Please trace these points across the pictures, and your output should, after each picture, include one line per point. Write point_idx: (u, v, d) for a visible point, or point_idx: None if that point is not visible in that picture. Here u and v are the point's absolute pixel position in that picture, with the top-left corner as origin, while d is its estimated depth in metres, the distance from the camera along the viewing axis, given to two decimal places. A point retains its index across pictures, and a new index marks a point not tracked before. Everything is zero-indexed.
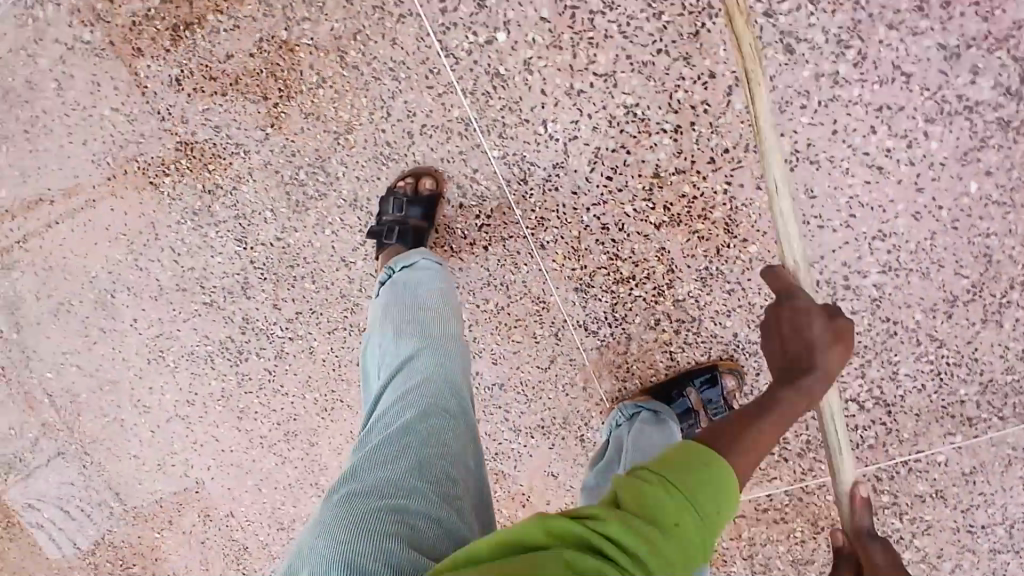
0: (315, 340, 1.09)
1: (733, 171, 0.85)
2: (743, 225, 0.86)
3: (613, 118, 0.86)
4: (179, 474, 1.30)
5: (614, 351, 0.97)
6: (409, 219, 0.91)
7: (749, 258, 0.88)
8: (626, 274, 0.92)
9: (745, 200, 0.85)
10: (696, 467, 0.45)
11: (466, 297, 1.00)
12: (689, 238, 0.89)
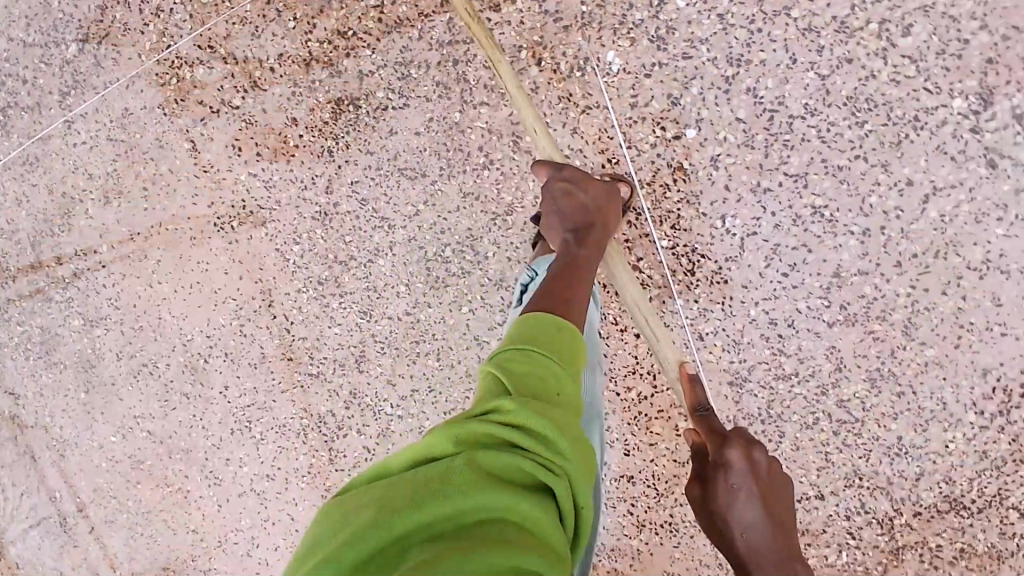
0: (429, 420, 1.04)
1: (919, 275, 0.85)
2: (922, 327, 0.86)
3: (799, 217, 0.86)
4: (239, 554, 1.22)
5: (764, 448, 0.93)
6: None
7: (924, 361, 0.87)
8: (789, 370, 0.90)
9: (928, 302, 0.85)
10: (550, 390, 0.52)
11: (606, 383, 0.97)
12: (864, 337, 0.87)
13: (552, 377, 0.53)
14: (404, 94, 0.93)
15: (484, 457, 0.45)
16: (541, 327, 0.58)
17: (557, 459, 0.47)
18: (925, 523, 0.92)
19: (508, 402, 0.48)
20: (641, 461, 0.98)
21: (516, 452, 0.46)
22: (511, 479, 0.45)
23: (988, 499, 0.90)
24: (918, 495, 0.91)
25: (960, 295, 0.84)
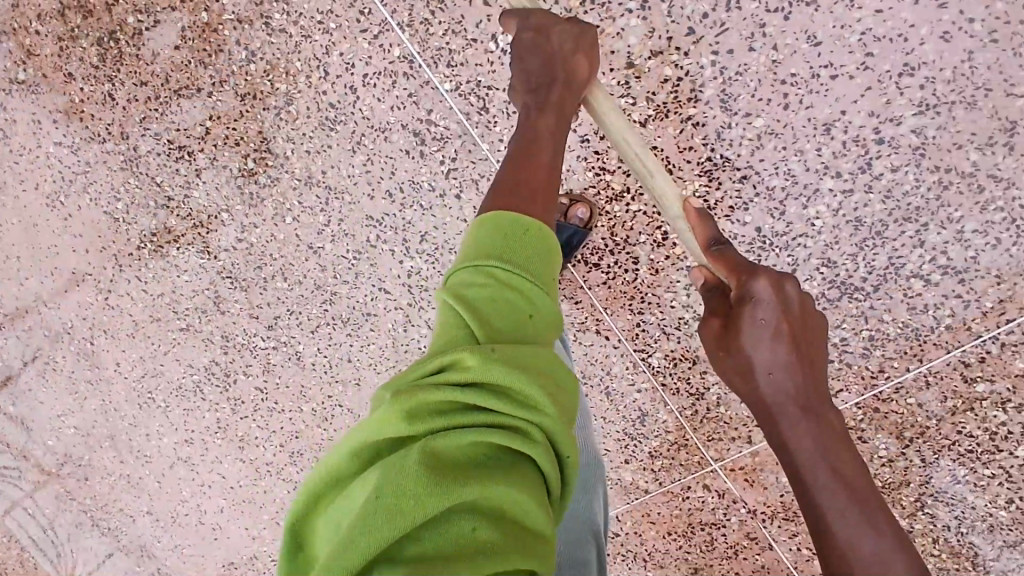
0: (301, 345, 1.00)
1: (718, 36, 0.75)
2: (743, 97, 0.77)
3: (569, 11, 0.77)
4: (194, 523, 1.20)
5: (622, 280, 0.87)
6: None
7: (756, 135, 0.78)
8: (620, 189, 0.83)
9: (739, 67, 0.76)
10: (521, 240, 0.54)
11: (447, 259, 0.91)
12: (683, 128, 0.79)
13: (512, 288, 0.51)
14: (149, 9, 0.90)
15: (437, 449, 0.42)
16: (493, 226, 0.55)
17: (517, 387, 0.45)
18: (819, 318, 0.83)
19: (463, 358, 0.45)
20: None
21: (462, 390, 0.44)
22: (497, 429, 0.44)
23: (878, 272, 0.80)
24: (802, 290, 0.82)
25: (773, 45, 0.75)
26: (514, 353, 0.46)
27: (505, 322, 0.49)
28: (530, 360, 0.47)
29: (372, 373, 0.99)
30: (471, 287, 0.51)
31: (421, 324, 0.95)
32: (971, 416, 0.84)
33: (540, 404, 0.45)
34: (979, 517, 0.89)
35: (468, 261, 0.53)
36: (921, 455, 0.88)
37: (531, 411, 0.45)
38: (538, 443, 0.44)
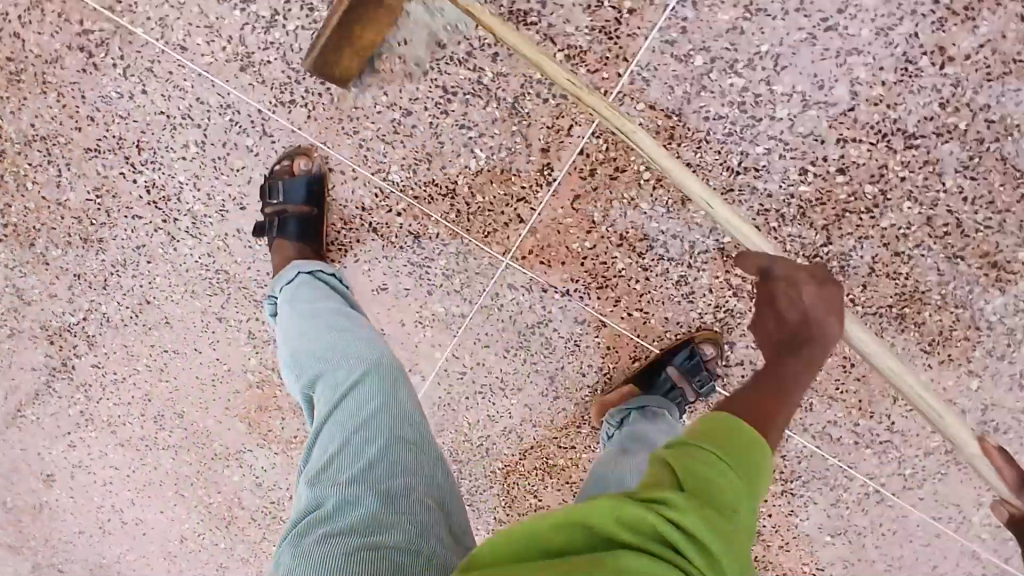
0: (103, 305, 1.01)
1: None
2: None
3: None
4: (120, 524, 1.22)
5: (322, 106, 0.83)
6: (287, 207, 0.85)
7: None
8: (269, 15, 0.80)
9: None
10: (728, 442, 0.47)
11: (169, 159, 0.90)
12: None
13: (727, 471, 0.44)
14: None
15: (622, 562, 0.37)
16: (708, 427, 0.49)
17: (700, 526, 0.39)
18: (511, 60, 0.78)
19: (674, 499, 0.40)
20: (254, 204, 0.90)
21: (679, 534, 0.39)
22: (663, 554, 0.38)
23: None
24: (478, 38, 0.77)
25: None
26: (702, 486, 0.42)
27: (724, 495, 0.42)
28: (720, 490, 0.42)
29: (172, 305, 0.99)
30: (692, 444, 0.46)
31: (185, 235, 0.94)
32: (708, 97, 0.77)
33: (723, 496, 0.42)
34: (778, 202, 0.81)
35: (697, 428, 0.49)
36: (685, 160, 0.80)
37: (722, 469, 0.44)
38: (684, 507, 0.40)
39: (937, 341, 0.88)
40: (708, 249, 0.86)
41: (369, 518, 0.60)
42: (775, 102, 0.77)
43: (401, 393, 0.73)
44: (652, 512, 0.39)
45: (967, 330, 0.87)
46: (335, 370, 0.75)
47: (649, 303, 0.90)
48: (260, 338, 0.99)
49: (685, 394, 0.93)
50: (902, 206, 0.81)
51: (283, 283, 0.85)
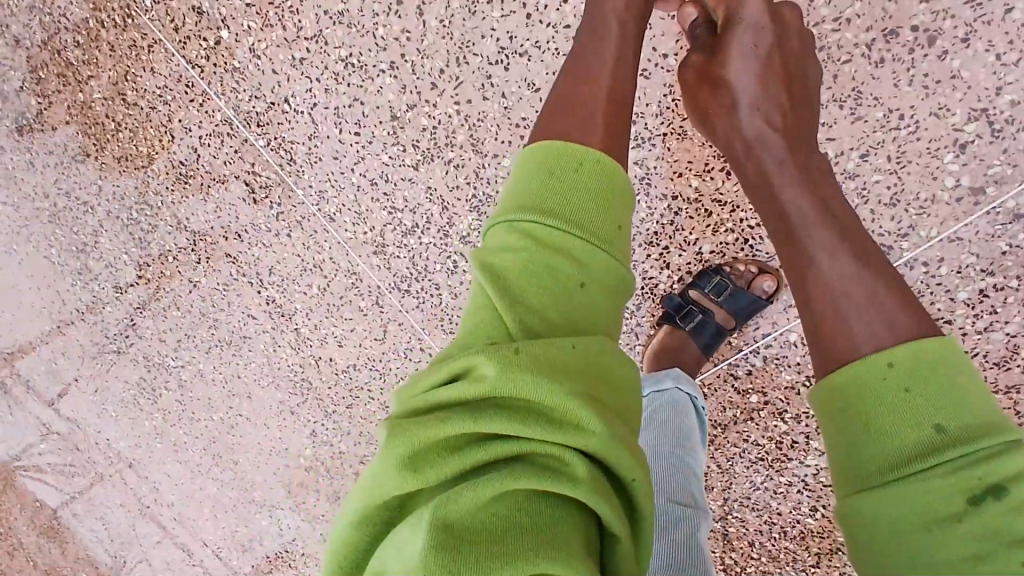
0: (200, 362, 1.15)
1: (456, 89, 0.86)
2: (488, 139, 0.88)
3: (337, 75, 0.90)
4: (148, 524, 1.34)
5: (432, 304, 0.98)
6: (717, 309, 0.86)
7: (506, 171, 0.89)
8: (409, 225, 0.94)
9: (478, 114, 0.87)
10: (938, 381, 0.40)
11: (293, 288, 1.03)
12: (447, 169, 0.90)
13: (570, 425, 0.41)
14: (43, 94, 1.02)
15: (448, 513, 0.37)
16: (558, 163, 0.52)
17: (576, 413, 0.41)
18: None
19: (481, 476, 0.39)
20: (352, 348, 1.04)
21: (475, 417, 0.40)
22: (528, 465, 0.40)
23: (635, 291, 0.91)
24: None
25: (501, 94, 0.86)
26: (541, 353, 0.43)
27: (600, 226, 0.50)
28: (596, 317, 0.48)
29: (257, 387, 1.13)
30: (508, 222, 0.50)
31: (286, 342, 1.08)
32: (753, 425, 0.92)
33: (579, 239, 0.49)
34: (784, 520, 0.96)
35: (535, 182, 0.51)
36: (718, 463, 0.96)
37: (562, 247, 0.48)
38: (583, 479, 0.39)
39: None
40: (713, 529, 1.00)
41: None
42: (809, 451, 0.91)
43: None
44: (515, 402, 0.41)
45: None
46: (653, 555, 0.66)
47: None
48: (320, 437, 1.14)
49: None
50: None
51: (657, 387, 0.84)
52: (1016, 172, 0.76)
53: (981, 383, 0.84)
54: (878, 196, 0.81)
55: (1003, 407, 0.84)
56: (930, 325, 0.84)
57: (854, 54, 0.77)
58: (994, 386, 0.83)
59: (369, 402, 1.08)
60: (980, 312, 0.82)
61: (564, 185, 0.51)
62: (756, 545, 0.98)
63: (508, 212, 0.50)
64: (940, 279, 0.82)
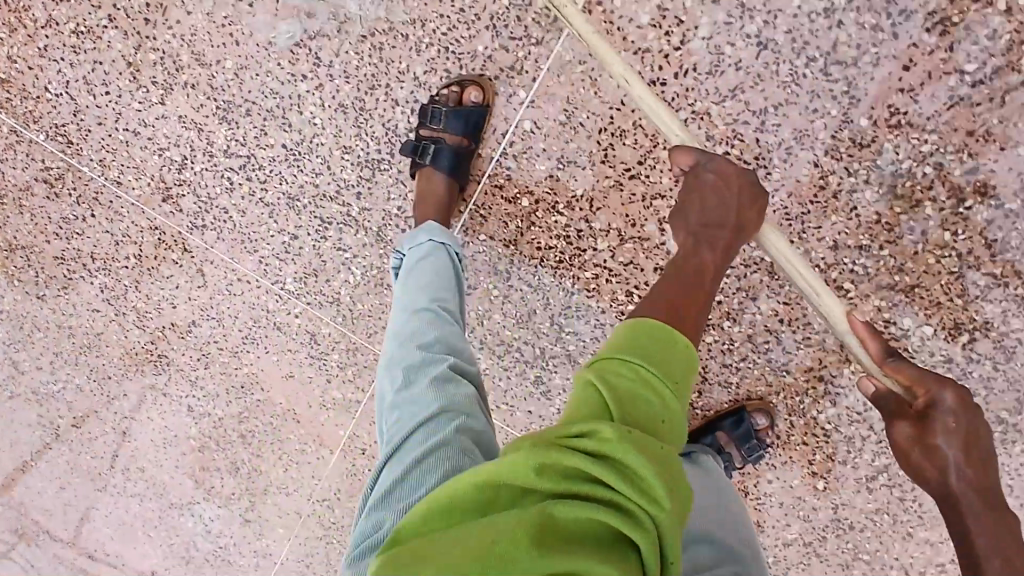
0: (76, 377, 1.22)
1: (165, 15, 0.93)
2: (206, 50, 0.93)
3: (74, 48, 0.98)
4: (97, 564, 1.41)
5: (227, 229, 1.01)
6: (444, 135, 0.85)
7: (230, 72, 0.93)
8: (180, 159, 1.00)
9: (190, 30, 0.93)
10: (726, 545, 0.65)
11: (117, 265, 1.10)
12: (188, 92, 0.96)
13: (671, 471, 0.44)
14: None
15: (554, 510, 0.40)
16: (655, 334, 0.55)
17: (659, 492, 0.42)
18: (373, 196, 0.94)
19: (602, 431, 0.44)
20: (185, 304, 1.09)
21: (594, 442, 0.43)
22: (595, 498, 0.41)
23: (383, 141, 0.90)
24: (344, 180, 0.93)
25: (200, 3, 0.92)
26: (660, 459, 0.44)
27: (672, 370, 0.53)
28: (653, 422, 0.49)
29: (128, 381, 1.19)
30: (621, 358, 0.53)
31: (132, 325, 1.14)
32: (540, 230, 0.91)
33: (670, 389, 0.51)
34: (612, 318, 0.95)
35: (647, 344, 0.55)
36: (530, 283, 0.95)
37: (659, 390, 0.51)
38: (648, 533, 0.40)
39: (777, 438, 0.97)
40: (557, 354, 0.99)
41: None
42: (596, 236, 0.90)
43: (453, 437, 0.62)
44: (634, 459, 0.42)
45: (804, 434, 0.96)
46: (404, 381, 0.70)
47: (511, 398, 1.04)
48: (196, 410, 1.19)
49: (732, 457, 0.97)
50: (723, 324, 0.92)
51: (413, 243, 0.84)
52: None
53: (711, 100, 0.81)
54: None
55: (741, 114, 0.81)
56: (634, 61, 0.81)
57: None
58: (725, 95, 0.81)
59: (221, 354, 1.12)
60: (674, 31, 0.80)
61: (664, 358, 0.53)
62: (603, 354, 0.98)
63: (612, 353, 0.54)
64: (619, 12, 0.80)
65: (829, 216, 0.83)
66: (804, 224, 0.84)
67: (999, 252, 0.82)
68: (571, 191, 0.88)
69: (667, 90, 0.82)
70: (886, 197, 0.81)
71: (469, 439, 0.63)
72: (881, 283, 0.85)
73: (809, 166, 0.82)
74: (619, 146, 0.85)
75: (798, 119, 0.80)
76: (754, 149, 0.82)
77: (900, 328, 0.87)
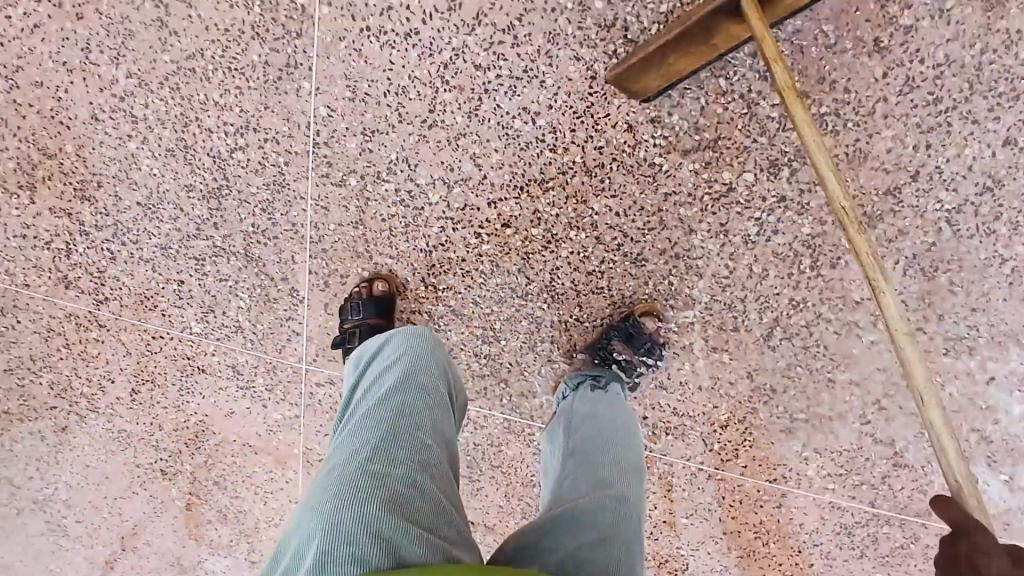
0: (67, 472, 1.32)
1: (11, 126, 1.03)
2: (51, 145, 1.03)
3: None
4: None
5: (127, 295, 1.10)
6: (364, 325, 0.96)
7: (77, 155, 1.02)
8: (67, 246, 1.09)
9: (34, 133, 1.03)
10: None
11: (56, 360, 1.19)
12: (53, 186, 1.06)
13: None
14: None
15: None
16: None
17: None
18: (227, 223, 1.00)
19: None
20: (120, 376, 1.17)
21: None
22: None
23: (215, 169, 0.98)
24: (198, 215, 1.01)
25: (31, 106, 1.02)
26: None
27: None
28: None
29: (104, 462, 1.28)
30: None
31: (87, 410, 1.23)
32: (376, 203, 0.96)
33: None
34: (475, 263, 0.97)
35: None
36: (389, 255, 0.99)
37: None
38: None
39: (670, 332, 0.95)
40: (442, 313, 1.02)
41: (411, 407, 0.69)
42: (425, 190, 0.94)
43: (444, 360, 0.82)
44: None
45: (691, 316, 0.95)
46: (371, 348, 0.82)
47: None
48: (171, 473, 1.25)
49: (637, 364, 0.97)
50: (571, 234, 0.93)
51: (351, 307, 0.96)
52: None
53: (464, 33, 0.86)
54: None
55: (495, 36, 0.85)
56: (383, 23, 0.87)
57: None
58: (473, 23, 0.85)
59: (167, 412, 1.19)
60: None
61: None
62: (481, 299, 0.99)
63: None
64: None
65: (610, 99, 0.86)
66: (594, 116, 0.87)
67: (778, 79, 0.82)
68: (386, 157, 0.93)
69: (423, 39, 0.87)
70: (651, 63, 0.84)
71: (428, 380, 0.75)
72: (686, 144, 0.86)
73: (573, 60, 0.85)
74: (406, 103, 0.90)
75: (544, 22, 0.84)
76: (519, 63, 0.86)
77: (725, 182, 0.87)
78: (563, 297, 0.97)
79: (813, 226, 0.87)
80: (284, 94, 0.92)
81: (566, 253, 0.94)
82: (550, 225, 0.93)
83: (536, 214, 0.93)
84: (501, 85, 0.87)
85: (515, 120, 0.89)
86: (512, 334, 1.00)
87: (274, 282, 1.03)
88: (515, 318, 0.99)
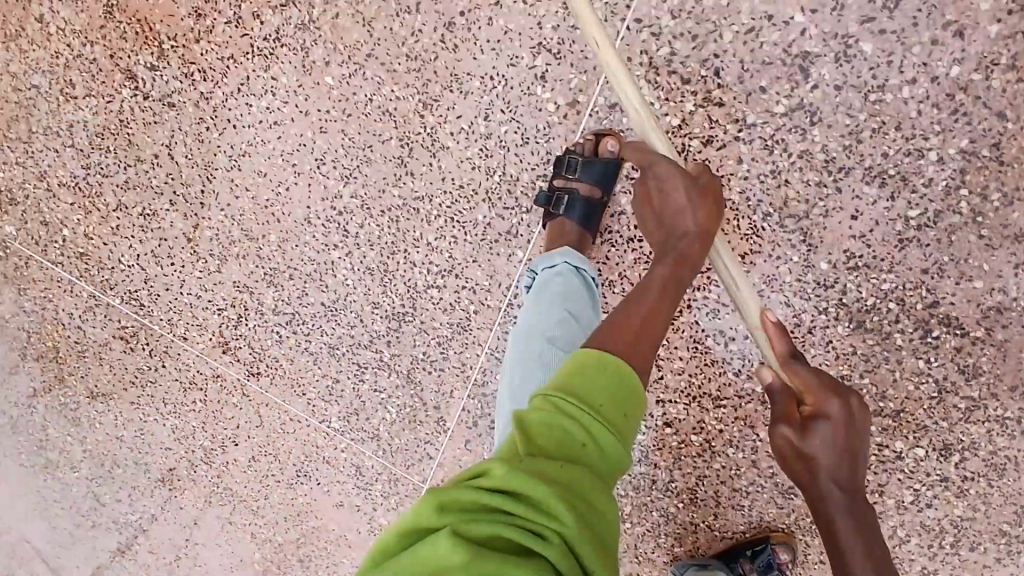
0: (151, 507, 1.33)
1: (218, 200, 1.06)
2: (253, 227, 1.06)
3: (140, 227, 1.11)
4: None
5: (280, 375, 1.14)
6: (577, 185, 0.87)
7: (275, 244, 1.06)
8: (236, 317, 1.12)
9: (239, 210, 1.05)
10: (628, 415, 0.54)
11: (184, 409, 1.22)
12: (240, 262, 1.09)
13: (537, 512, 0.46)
14: None
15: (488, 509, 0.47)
16: (586, 372, 0.55)
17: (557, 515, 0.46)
18: (401, 344, 1.05)
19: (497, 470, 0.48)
20: (245, 440, 1.21)
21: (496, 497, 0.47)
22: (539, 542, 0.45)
23: (407, 296, 1.02)
24: (376, 329, 1.06)
25: (245, 190, 1.04)
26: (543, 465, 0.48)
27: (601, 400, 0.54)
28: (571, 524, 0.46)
29: (195, 509, 1.30)
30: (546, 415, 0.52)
31: (198, 461, 1.25)
32: None
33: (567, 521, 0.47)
34: None
35: (565, 372, 0.56)
36: None
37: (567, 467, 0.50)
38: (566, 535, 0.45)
39: (796, 566, 0.98)
40: None
41: None
42: None
43: None
44: (580, 431, 0.51)
45: (821, 554, 0.97)
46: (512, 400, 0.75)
47: None
48: (260, 537, 1.28)
49: None
50: (728, 451, 0.96)
51: (546, 265, 0.85)
52: (592, 76, 0.86)
53: None
54: (512, 143, 0.91)
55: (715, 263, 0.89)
56: (612, 222, 0.91)
57: (437, 51, 0.90)
58: None
59: (279, 484, 1.22)
60: None
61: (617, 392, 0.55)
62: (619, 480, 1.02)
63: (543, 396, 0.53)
64: None
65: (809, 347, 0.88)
66: None
67: (973, 376, 0.86)
68: None
69: (644, 246, 0.91)
70: (857, 329, 0.86)
71: None
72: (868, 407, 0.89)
73: (782, 305, 0.88)
74: (609, 296, 0.94)
75: (765, 266, 0.87)
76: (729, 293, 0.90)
77: (894, 449, 0.91)
78: (701, 503, 0.99)
79: (964, 509, 0.91)
80: (496, 255, 0.97)
81: (717, 467, 0.97)
82: (710, 438, 0.96)
83: (700, 424, 0.96)
84: (706, 306, 0.91)
85: (708, 338, 0.92)
86: (640, 520, 1.03)
87: (426, 407, 1.08)
88: (648, 507, 1.02)
